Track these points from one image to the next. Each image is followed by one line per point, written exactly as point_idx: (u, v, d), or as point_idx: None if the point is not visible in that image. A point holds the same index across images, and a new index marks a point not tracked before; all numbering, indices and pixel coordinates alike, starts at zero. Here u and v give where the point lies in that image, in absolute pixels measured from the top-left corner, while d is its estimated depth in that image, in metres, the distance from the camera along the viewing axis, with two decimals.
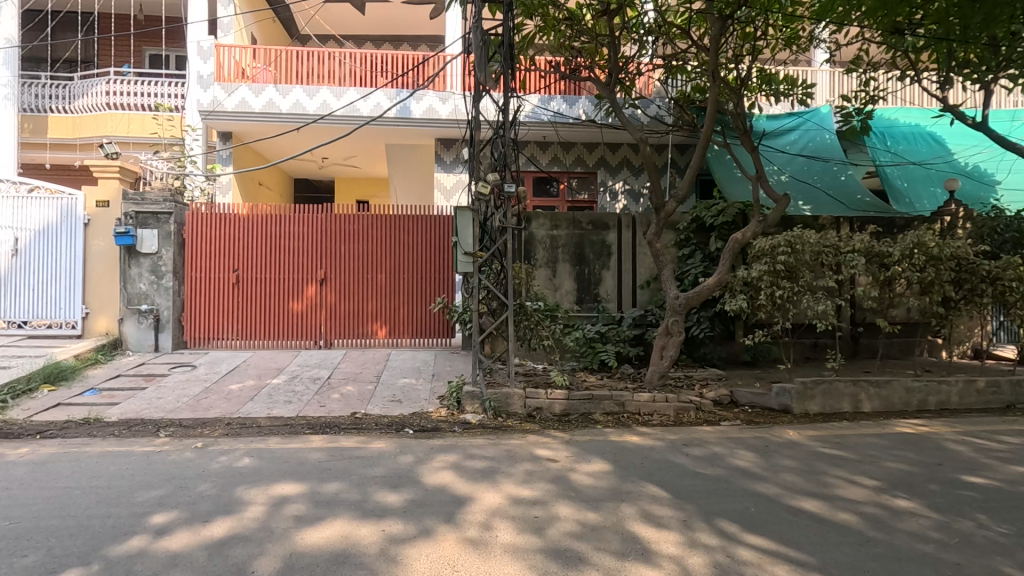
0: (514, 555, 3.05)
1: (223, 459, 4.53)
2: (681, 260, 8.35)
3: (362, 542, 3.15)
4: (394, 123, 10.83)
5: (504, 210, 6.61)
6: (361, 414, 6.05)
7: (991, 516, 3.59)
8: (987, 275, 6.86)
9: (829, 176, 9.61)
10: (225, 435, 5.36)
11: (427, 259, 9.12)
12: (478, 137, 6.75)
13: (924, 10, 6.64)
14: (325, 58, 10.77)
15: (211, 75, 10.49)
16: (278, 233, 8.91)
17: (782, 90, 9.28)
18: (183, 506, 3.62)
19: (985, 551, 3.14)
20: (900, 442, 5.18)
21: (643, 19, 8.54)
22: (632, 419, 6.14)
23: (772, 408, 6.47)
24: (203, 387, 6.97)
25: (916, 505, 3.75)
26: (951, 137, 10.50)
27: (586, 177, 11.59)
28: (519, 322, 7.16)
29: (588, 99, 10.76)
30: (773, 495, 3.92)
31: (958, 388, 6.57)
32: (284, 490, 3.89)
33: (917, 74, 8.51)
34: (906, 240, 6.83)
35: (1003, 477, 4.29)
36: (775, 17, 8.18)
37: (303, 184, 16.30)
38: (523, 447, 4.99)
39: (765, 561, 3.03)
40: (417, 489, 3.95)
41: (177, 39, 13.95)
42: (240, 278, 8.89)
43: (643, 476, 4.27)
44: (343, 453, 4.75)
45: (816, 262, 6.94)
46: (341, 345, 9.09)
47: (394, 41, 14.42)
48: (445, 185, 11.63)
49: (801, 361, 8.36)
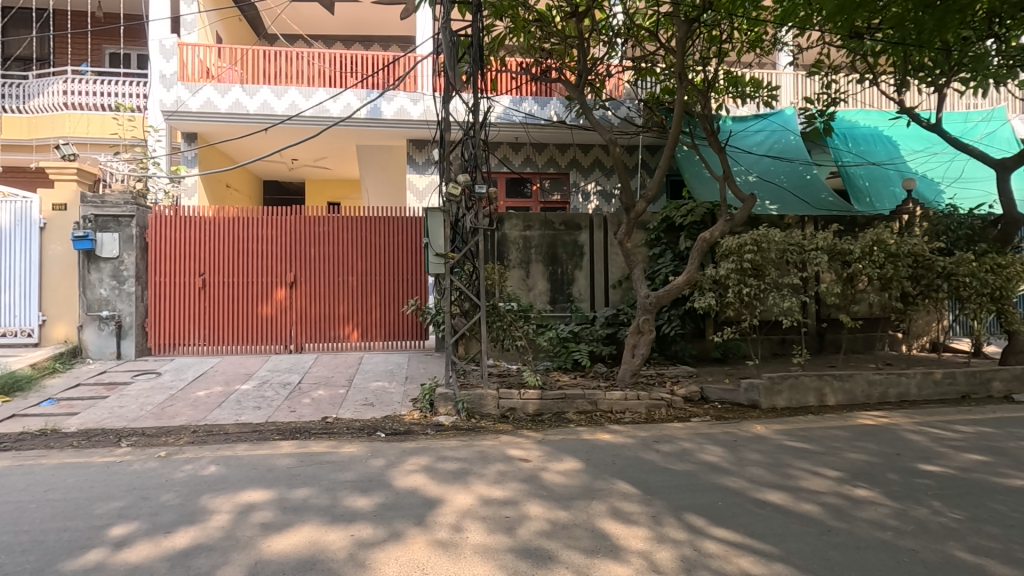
0: (484, 556, 3.04)
1: (187, 468, 4.42)
2: (652, 260, 8.47)
3: (330, 548, 3.11)
4: (363, 123, 10.73)
5: (475, 211, 6.64)
6: (332, 419, 5.96)
7: (945, 503, 3.73)
8: (942, 271, 7.15)
9: (795, 175, 9.87)
10: (190, 443, 5.23)
11: (399, 260, 9.05)
12: (448, 138, 6.69)
13: (880, 14, 6.89)
14: (293, 58, 10.61)
15: (175, 74, 10.27)
16: (247, 235, 8.75)
17: (747, 92, 9.51)
18: (145, 516, 3.51)
19: (940, 537, 3.25)
20: (861, 434, 5.34)
21: (611, 20, 8.66)
22: (604, 417, 6.20)
23: (741, 404, 6.60)
24: (168, 395, 6.78)
25: (874, 494, 3.88)
26: (907, 138, 10.88)
27: (558, 178, 11.66)
28: (492, 322, 7.18)
29: (559, 100, 10.83)
30: (740, 488, 3.99)
31: (917, 380, 6.81)
32: (251, 497, 3.82)
33: (876, 77, 8.75)
34: (867, 238, 7.07)
35: (957, 465, 4.46)
36: (740, 20, 8.40)
37: (272, 185, 16.01)
38: (496, 447, 5.00)
39: (731, 553, 3.08)
40: (388, 492, 3.92)
41: (137, 37, 13.58)
42: (207, 281, 8.68)
43: (613, 473, 4.31)
44: (314, 458, 4.68)
45: (781, 259, 7.11)
46: (312, 349, 8.96)
47: (365, 41, 14.32)
48: (418, 185, 11.55)
49: (769, 357, 8.57)
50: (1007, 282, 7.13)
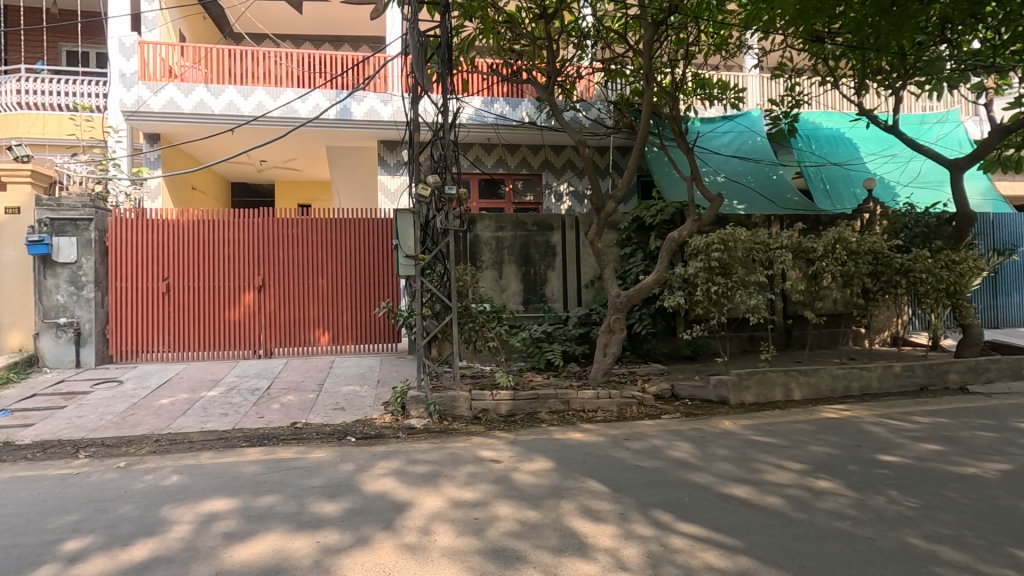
0: (452, 558, 3.03)
1: (148, 478, 4.29)
2: (623, 259, 8.55)
3: (294, 556, 3.05)
4: (332, 124, 10.59)
5: (445, 212, 6.61)
6: (302, 424, 5.87)
7: (901, 491, 3.86)
8: (900, 268, 7.40)
9: (761, 175, 10.10)
10: (152, 453, 5.09)
11: (371, 262, 8.95)
12: (417, 139, 6.64)
13: (840, 19, 7.08)
14: (260, 58, 10.42)
15: (135, 73, 9.99)
16: (212, 238, 8.55)
17: (715, 94, 9.70)
18: (101, 529, 3.40)
19: (896, 525, 3.36)
20: (824, 427, 5.48)
21: (582, 22, 8.72)
22: (576, 416, 6.23)
23: (710, 400, 6.70)
24: (130, 404, 6.57)
25: (835, 485, 3.98)
26: (867, 140, 11.24)
27: (531, 178, 11.70)
28: (464, 324, 7.14)
29: (530, 101, 10.86)
30: (706, 483, 4.06)
31: (878, 373, 7.02)
32: (214, 506, 3.73)
33: (837, 80, 8.97)
34: (829, 236, 7.28)
35: (914, 455, 4.62)
36: (707, 24, 8.56)
37: (241, 187, 15.69)
38: (467, 449, 4.98)
39: (696, 547, 3.13)
40: (356, 497, 3.87)
41: (95, 35, 13.15)
42: (171, 285, 8.48)
43: (583, 471, 4.34)
44: (281, 465, 4.59)
45: (748, 258, 7.26)
46: (282, 354, 8.80)
47: (334, 41, 14.17)
48: (390, 187, 11.44)
49: (738, 354, 8.74)
50: (961, 277, 7.40)
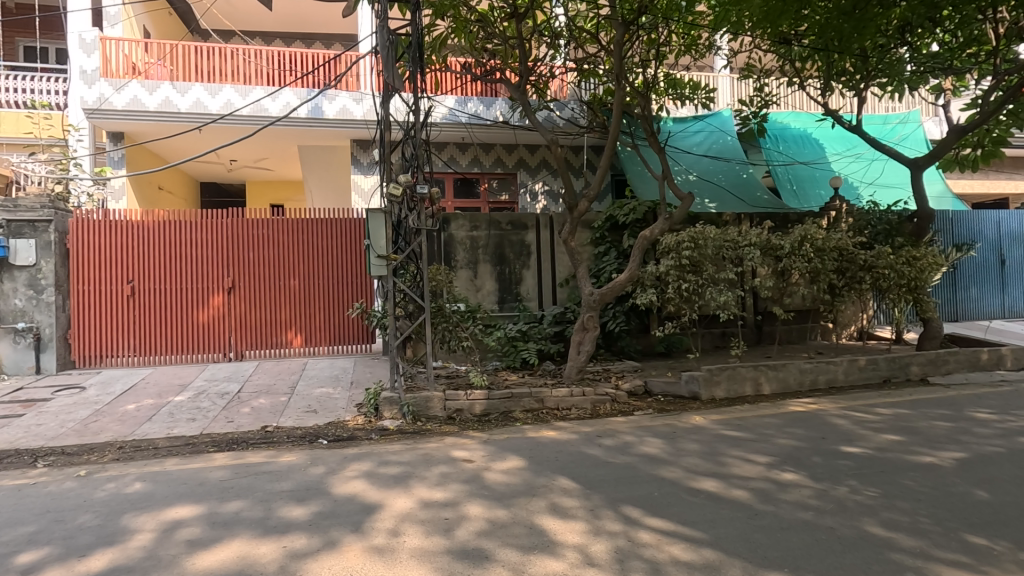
0: (421, 559, 3.01)
1: (109, 486, 4.18)
2: (597, 258, 8.62)
3: (259, 561, 3.00)
4: (303, 123, 10.45)
5: (418, 211, 6.54)
6: (272, 428, 5.78)
7: (862, 481, 3.97)
8: (864, 264, 7.61)
9: (732, 174, 10.28)
10: (115, 460, 4.96)
11: (343, 261, 8.85)
12: (389, 138, 6.58)
13: (804, 21, 7.25)
14: (229, 55, 10.21)
15: (96, 70, 9.68)
16: (178, 239, 8.36)
17: (686, 94, 9.83)
18: (58, 540, 3.30)
19: (855, 514, 3.46)
20: (791, 420, 5.61)
21: (555, 21, 8.76)
22: (550, 414, 6.26)
23: (682, 396, 6.79)
24: (93, 410, 6.38)
25: (799, 477, 4.08)
26: (833, 140, 11.51)
27: (505, 178, 11.71)
28: (438, 324, 7.10)
29: (504, 101, 10.85)
30: (675, 478, 4.12)
31: (843, 367, 7.22)
32: (177, 514, 3.65)
33: (803, 81, 9.16)
34: (795, 234, 7.48)
35: (875, 445, 4.76)
36: (677, 25, 8.68)
37: (211, 187, 15.36)
38: (439, 449, 4.97)
39: (663, 541, 3.17)
40: (326, 500, 3.83)
41: (53, 30, 12.70)
42: (136, 288, 8.27)
43: (555, 469, 4.36)
44: (249, 469, 4.51)
45: (718, 255, 7.39)
46: (253, 357, 8.64)
47: (306, 38, 14.00)
48: (363, 187, 11.33)
49: (710, 350, 8.90)
50: (922, 273, 7.64)
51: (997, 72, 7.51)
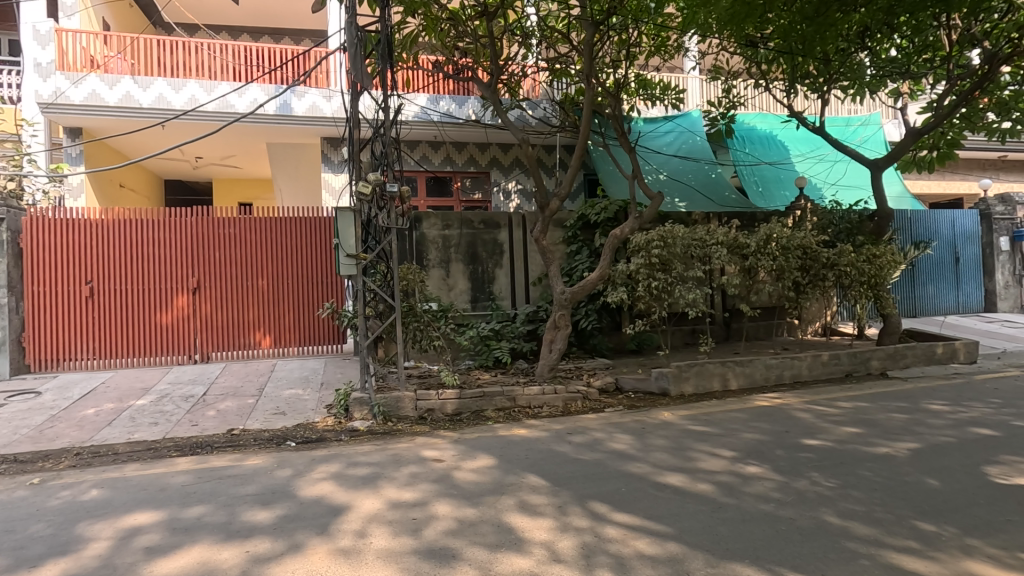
0: (387, 559, 2.99)
1: (64, 494, 4.04)
2: (569, 257, 8.66)
3: (221, 567, 2.94)
4: (271, 119, 10.25)
5: (388, 210, 6.47)
6: (239, 431, 5.65)
7: (822, 473, 4.09)
8: (827, 261, 7.81)
9: (702, 174, 10.47)
10: (72, 467, 4.79)
11: (312, 261, 8.71)
12: (358, 136, 6.48)
13: (770, 25, 7.40)
14: (193, 50, 9.99)
15: (52, 63, 9.30)
16: (140, 238, 8.12)
17: (657, 94, 9.95)
18: (8, 551, 3.17)
19: (814, 505, 3.56)
20: (757, 415, 5.74)
21: (526, 21, 8.77)
22: (522, 412, 6.28)
23: (652, 392, 6.90)
24: (48, 416, 6.15)
25: (763, 470, 4.18)
26: (798, 142, 11.80)
27: (478, 177, 11.69)
28: (409, 324, 7.04)
29: (476, 100, 10.84)
30: (643, 473, 4.18)
31: (808, 362, 7.42)
32: (136, 520, 3.54)
33: (768, 83, 9.34)
34: (761, 233, 7.65)
35: (835, 438, 4.91)
36: (648, 26, 8.77)
37: (176, 185, 14.96)
38: (409, 449, 4.93)
39: (629, 536, 3.21)
40: (292, 503, 3.77)
41: (6, 21, 12.19)
42: (95, 289, 7.99)
43: (525, 467, 4.38)
44: (213, 473, 4.41)
45: (686, 254, 7.51)
46: (219, 358, 8.44)
47: (275, 34, 13.76)
48: (334, 185, 11.18)
49: (680, 346, 9.06)
50: (881, 270, 7.90)
51: (951, 76, 7.79)
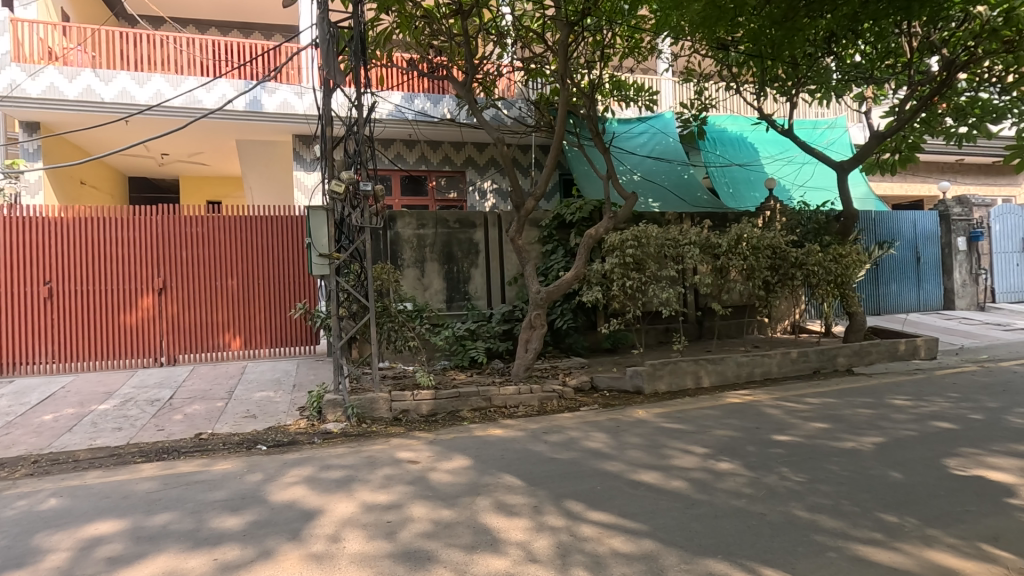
0: (361, 564, 2.95)
1: (20, 504, 3.87)
2: (545, 257, 8.67)
3: None
4: (241, 116, 10.02)
5: (361, 209, 6.36)
6: (207, 435, 5.50)
7: (791, 468, 4.19)
8: (795, 261, 8.01)
9: (674, 174, 10.61)
10: (29, 476, 4.60)
11: (284, 261, 8.54)
12: (331, 134, 6.37)
13: (740, 28, 7.52)
14: (159, 43, 9.70)
15: (6, 54, 8.90)
16: (102, 237, 7.85)
17: (631, 95, 10.06)
18: None
19: (784, 499, 3.64)
20: (729, 412, 5.85)
21: (501, 20, 8.75)
22: (498, 412, 6.27)
23: (627, 390, 6.97)
24: (3, 423, 5.89)
25: (734, 466, 4.25)
26: (767, 144, 12.06)
27: (454, 176, 11.64)
28: (383, 324, 6.97)
29: (451, 98, 10.79)
30: (618, 471, 4.21)
31: (777, 360, 7.58)
32: (98, 530, 3.42)
33: (739, 86, 9.50)
34: (732, 233, 7.79)
35: (804, 433, 5.02)
36: (622, 27, 8.84)
37: (141, 182, 14.52)
38: (384, 451, 4.88)
39: (604, 534, 3.23)
40: (263, 508, 3.68)
41: None
42: (54, 290, 7.70)
43: (501, 467, 4.37)
44: (180, 479, 4.28)
45: (659, 253, 7.61)
46: (187, 361, 8.21)
47: (245, 28, 13.48)
48: (306, 184, 10.98)
49: (654, 344, 9.18)
50: (847, 270, 8.11)
51: (913, 82, 8.03)
